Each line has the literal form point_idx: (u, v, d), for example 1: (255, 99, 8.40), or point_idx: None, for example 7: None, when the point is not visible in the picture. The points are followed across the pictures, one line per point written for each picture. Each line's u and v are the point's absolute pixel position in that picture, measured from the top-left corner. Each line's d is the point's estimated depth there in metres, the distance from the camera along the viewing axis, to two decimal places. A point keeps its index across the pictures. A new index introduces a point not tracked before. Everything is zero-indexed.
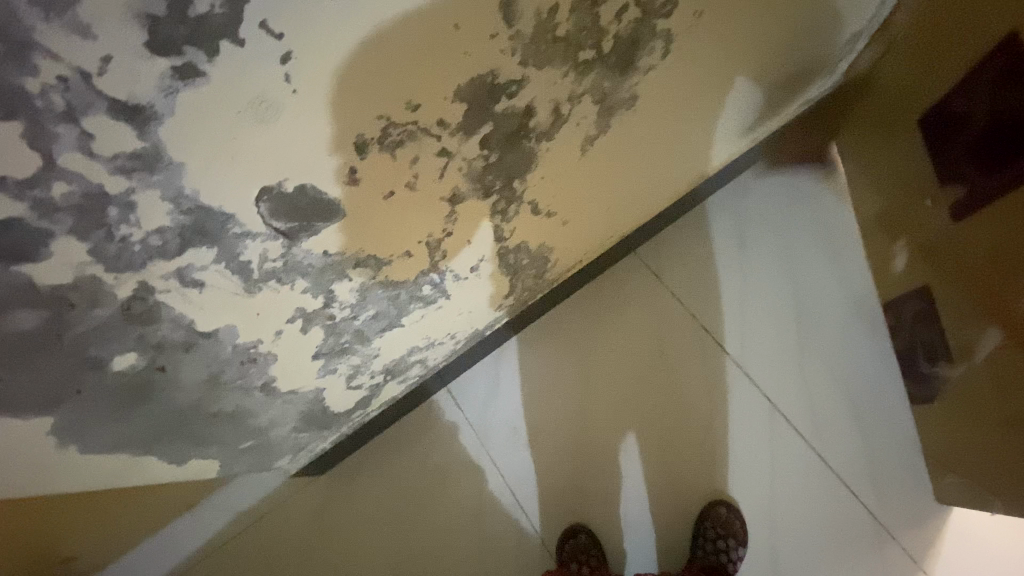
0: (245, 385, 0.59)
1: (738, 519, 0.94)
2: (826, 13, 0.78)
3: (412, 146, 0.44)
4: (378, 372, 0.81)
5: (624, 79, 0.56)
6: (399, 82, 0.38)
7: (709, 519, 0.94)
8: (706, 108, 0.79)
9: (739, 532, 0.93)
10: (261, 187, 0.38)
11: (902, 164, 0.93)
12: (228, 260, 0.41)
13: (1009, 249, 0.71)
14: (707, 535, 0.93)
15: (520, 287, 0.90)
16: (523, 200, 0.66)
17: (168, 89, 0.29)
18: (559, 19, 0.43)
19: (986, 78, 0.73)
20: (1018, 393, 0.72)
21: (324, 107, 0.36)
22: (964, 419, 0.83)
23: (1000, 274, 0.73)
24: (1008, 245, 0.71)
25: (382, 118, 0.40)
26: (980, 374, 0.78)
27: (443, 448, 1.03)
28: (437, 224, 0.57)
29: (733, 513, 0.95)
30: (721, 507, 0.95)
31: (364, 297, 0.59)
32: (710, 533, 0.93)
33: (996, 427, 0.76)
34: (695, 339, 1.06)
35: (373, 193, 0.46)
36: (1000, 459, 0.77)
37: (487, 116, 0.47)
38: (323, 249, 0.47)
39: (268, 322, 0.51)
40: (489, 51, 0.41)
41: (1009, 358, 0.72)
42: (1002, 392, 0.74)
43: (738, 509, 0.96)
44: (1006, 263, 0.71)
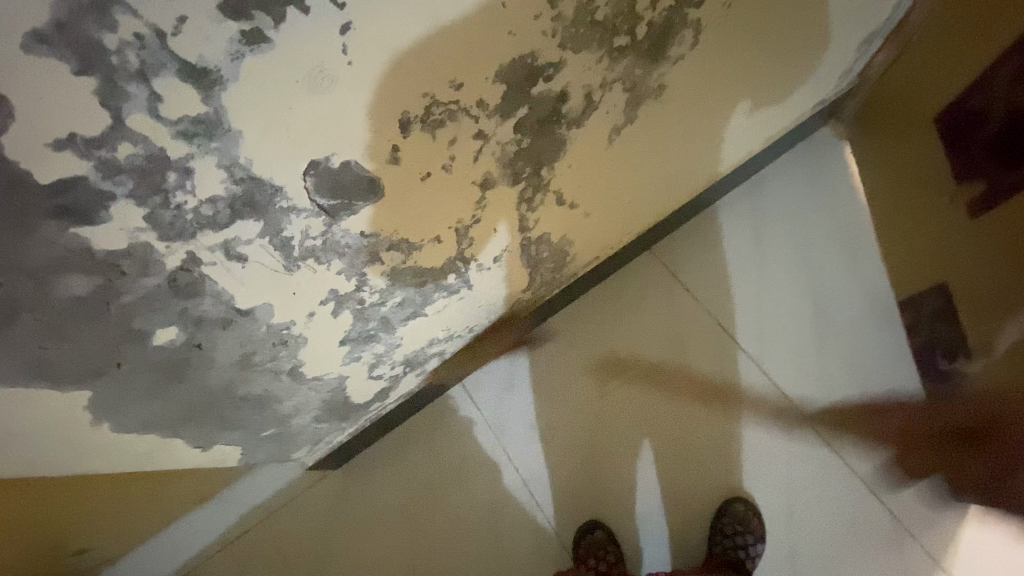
0: (274, 369, 0.59)
1: (755, 517, 0.94)
2: (846, 11, 0.80)
3: (452, 127, 0.45)
4: (399, 363, 0.81)
5: (654, 68, 0.57)
6: (446, 59, 0.39)
7: (726, 515, 0.95)
8: (726, 103, 0.80)
9: (758, 528, 0.93)
10: (310, 161, 0.38)
11: (920, 162, 0.94)
12: (272, 235, 0.42)
13: None
14: (725, 531, 0.93)
15: (538, 281, 0.91)
16: (549, 189, 0.66)
17: (235, 54, 0.29)
18: (599, 3, 0.44)
19: (1006, 75, 0.74)
20: None
21: (375, 80, 0.36)
22: (984, 416, 0.83)
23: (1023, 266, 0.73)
24: None
25: (427, 97, 0.41)
26: (1000, 367, 0.78)
27: (459, 443, 1.03)
28: (468, 210, 0.58)
29: (750, 511, 0.95)
30: (739, 504, 0.95)
31: (393, 283, 0.60)
32: (730, 530, 0.93)
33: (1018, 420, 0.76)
34: (711, 337, 1.06)
35: (412, 174, 0.47)
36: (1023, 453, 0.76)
37: (523, 99, 0.48)
38: (361, 229, 0.48)
39: (302, 303, 0.52)
40: (531, 32, 0.42)
41: None
42: None
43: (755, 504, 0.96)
44: None
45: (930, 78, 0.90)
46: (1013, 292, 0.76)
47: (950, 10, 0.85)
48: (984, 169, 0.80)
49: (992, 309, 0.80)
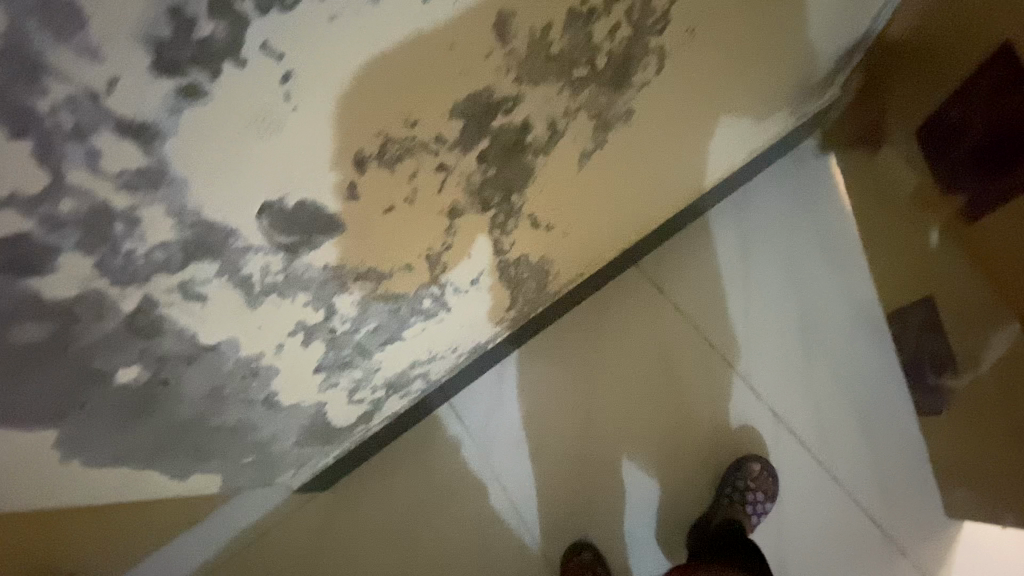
0: (247, 398, 0.59)
1: (767, 478, 0.95)
2: (821, 26, 0.80)
3: (411, 161, 0.45)
4: (380, 386, 0.81)
5: (619, 95, 0.58)
6: (397, 98, 0.39)
7: (741, 470, 0.94)
8: (702, 122, 0.80)
9: (767, 487, 0.94)
10: (263, 202, 0.39)
11: (903, 175, 0.93)
12: (230, 274, 0.42)
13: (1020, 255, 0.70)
14: (737, 484, 0.93)
15: (521, 299, 0.91)
16: (522, 213, 0.67)
17: (174, 108, 0.30)
18: (553, 38, 0.44)
19: (986, 87, 0.74)
20: None
21: (323, 123, 0.37)
22: (973, 431, 0.82)
23: (1007, 277, 0.72)
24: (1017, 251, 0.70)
25: (381, 135, 0.41)
26: (988, 382, 0.77)
27: (447, 462, 1.03)
28: (438, 237, 0.58)
29: (765, 472, 0.95)
30: (755, 464, 0.95)
31: (365, 310, 0.60)
32: (741, 484, 0.93)
33: (1008, 436, 0.75)
34: (698, 353, 1.05)
35: (373, 207, 0.47)
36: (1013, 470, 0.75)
37: (484, 131, 0.48)
38: (323, 261, 0.48)
39: (269, 336, 0.52)
40: (485, 69, 0.42)
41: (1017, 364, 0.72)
42: (1012, 400, 0.74)
43: (766, 462, 0.96)
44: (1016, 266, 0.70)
45: (910, 90, 0.90)
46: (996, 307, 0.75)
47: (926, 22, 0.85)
48: (964, 182, 0.79)
49: (977, 324, 0.79)
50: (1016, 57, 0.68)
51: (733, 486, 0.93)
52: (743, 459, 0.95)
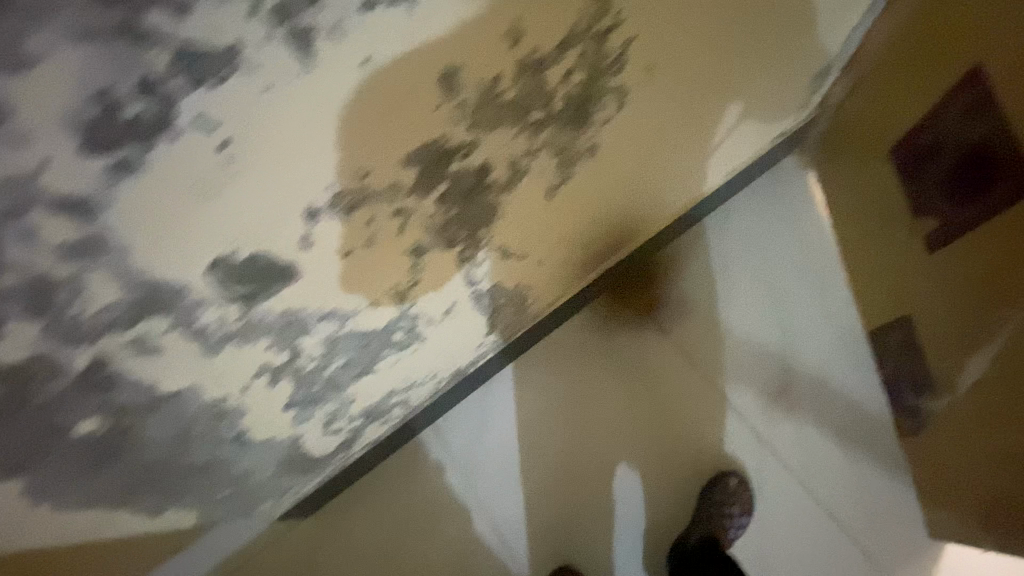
0: (217, 438, 0.59)
1: (745, 493, 0.95)
2: (790, 51, 0.80)
3: (366, 209, 0.45)
4: (357, 416, 0.82)
5: (580, 132, 0.58)
6: (345, 154, 0.39)
7: (718, 484, 0.96)
8: (671, 147, 0.81)
9: (745, 501, 0.95)
10: (212, 259, 0.39)
11: (879, 194, 0.93)
12: (185, 326, 0.42)
13: (995, 281, 0.70)
14: (714, 498, 0.94)
15: (500, 323, 0.91)
16: (491, 245, 0.67)
17: (109, 183, 0.30)
18: (503, 87, 0.45)
19: (957, 111, 0.74)
20: (1004, 425, 0.71)
21: (268, 183, 0.37)
22: (950, 452, 0.82)
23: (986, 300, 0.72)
24: (991, 275, 0.70)
25: (331, 188, 0.41)
26: (965, 406, 0.77)
27: (430, 486, 1.03)
28: (403, 275, 0.58)
29: (742, 486, 0.96)
30: (732, 478, 0.96)
31: (333, 347, 0.60)
32: (717, 499, 0.94)
33: (985, 461, 0.75)
34: (680, 373, 1.05)
35: (331, 254, 0.47)
36: (989, 493, 0.75)
37: (441, 176, 0.49)
38: (282, 306, 0.48)
39: (232, 379, 0.52)
40: (436, 121, 0.43)
41: (995, 388, 0.72)
42: (988, 424, 0.74)
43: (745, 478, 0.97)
44: (992, 290, 0.70)
45: (885, 110, 0.90)
46: (971, 330, 0.75)
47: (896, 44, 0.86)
48: (938, 205, 0.79)
49: (954, 346, 0.79)
50: (986, 82, 0.68)
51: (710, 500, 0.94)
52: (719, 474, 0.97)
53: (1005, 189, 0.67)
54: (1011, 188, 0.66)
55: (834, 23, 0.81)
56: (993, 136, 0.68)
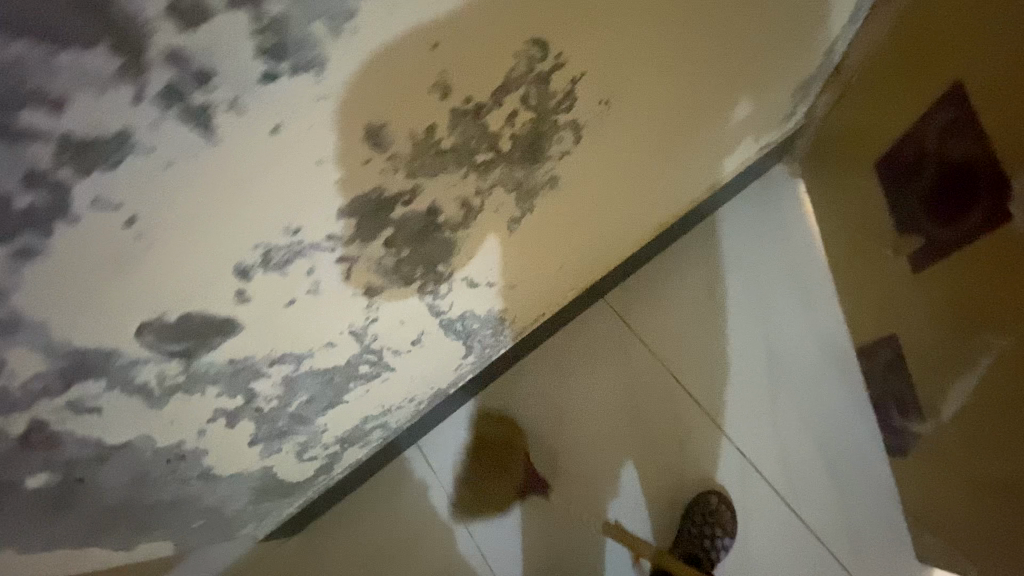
0: (180, 478, 0.60)
1: (728, 512, 0.94)
2: (767, 67, 0.78)
3: (304, 261, 0.45)
4: (332, 442, 0.82)
5: (536, 167, 0.57)
6: (271, 214, 0.39)
7: (698, 505, 0.95)
8: (643, 169, 0.79)
9: (728, 521, 0.94)
10: (140, 322, 0.39)
11: (864, 208, 0.91)
12: (122, 385, 0.42)
13: (977, 304, 0.67)
14: (694, 520, 0.94)
15: (478, 345, 0.90)
16: (454, 278, 0.66)
17: (12, 267, 0.30)
18: (440, 136, 0.44)
19: (938, 127, 0.71)
20: (987, 454, 0.69)
21: (188, 250, 0.37)
22: (936, 478, 0.80)
23: (968, 323, 0.70)
24: (972, 299, 0.68)
25: (260, 246, 0.41)
26: (950, 432, 0.75)
27: (413, 505, 1.04)
28: (358, 315, 0.57)
29: (723, 505, 0.95)
30: (713, 497, 0.95)
31: (292, 386, 0.60)
32: (698, 520, 0.94)
33: (970, 490, 0.73)
34: (664, 390, 1.04)
35: (273, 304, 0.47)
36: (975, 522, 0.73)
37: (384, 223, 0.48)
38: (227, 357, 0.48)
39: (185, 426, 0.52)
40: (368, 175, 0.42)
41: (978, 416, 0.70)
42: (972, 452, 0.71)
43: (727, 497, 0.96)
44: (972, 312, 0.68)
45: (869, 122, 0.87)
46: (956, 353, 0.72)
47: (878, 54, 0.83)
48: (922, 223, 0.76)
49: (938, 368, 0.76)
50: (966, 97, 0.65)
51: (691, 523, 0.94)
52: (700, 494, 0.96)
53: (988, 209, 0.64)
54: (993, 208, 0.63)
55: (812, 35, 0.78)
56: (974, 154, 0.65)
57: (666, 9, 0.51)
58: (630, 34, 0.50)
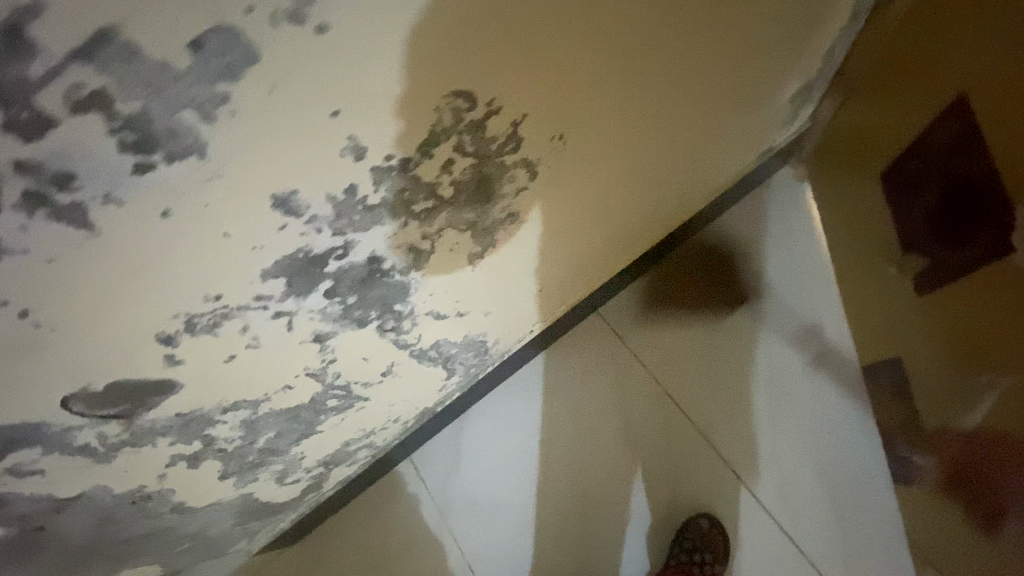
0: (151, 513, 0.61)
1: (720, 536, 0.91)
2: (757, 77, 0.73)
3: (236, 320, 0.44)
4: (315, 465, 0.83)
5: (490, 205, 0.55)
6: (186, 287, 0.38)
7: (688, 529, 0.92)
8: (625, 192, 0.75)
9: (720, 546, 0.90)
10: (64, 395, 0.39)
11: (869, 222, 0.85)
12: (60, 449, 0.43)
13: (987, 337, 0.62)
14: (684, 545, 0.90)
15: (461, 367, 0.89)
16: (418, 313, 0.64)
17: None
18: (364, 193, 0.42)
19: (945, 138, 0.65)
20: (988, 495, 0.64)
21: (98, 329, 0.36)
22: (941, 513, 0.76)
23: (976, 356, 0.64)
24: (983, 331, 0.63)
25: (181, 314, 0.40)
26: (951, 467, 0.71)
27: (406, 521, 1.03)
28: (312, 358, 0.57)
29: (715, 529, 0.91)
30: (703, 520, 0.92)
31: (254, 426, 0.60)
32: (688, 545, 0.91)
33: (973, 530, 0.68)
34: (657, 408, 1.00)
35: (211, 361, 0.46)
36: (982, 565, 0.68)
37: (320, 277, 0.47)
38: (172, 412, 0.49)
39: (142, 472, 0.53)
40: (288, 239, 0.40)
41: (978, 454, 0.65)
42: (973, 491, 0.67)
43: (720, 521, 0.93)
44: (981, 345, 0.63)
45: (875, 131, 0.81)
46: (962, 384, 0.67)
47: (883, 57, 0.77)
48: (924, 242, 0.71)
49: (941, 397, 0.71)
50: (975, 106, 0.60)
51: (681, 547, 0.91)
52: (690, 517, 0.93)
53: (996, 232, 0.59)
54: (1001, 231, 0.58)
55: (807, 40, 0.73)
56: (982, 169, 0.60)
57: (616, 40, 0.47)
58: (577, 71, 0.47)
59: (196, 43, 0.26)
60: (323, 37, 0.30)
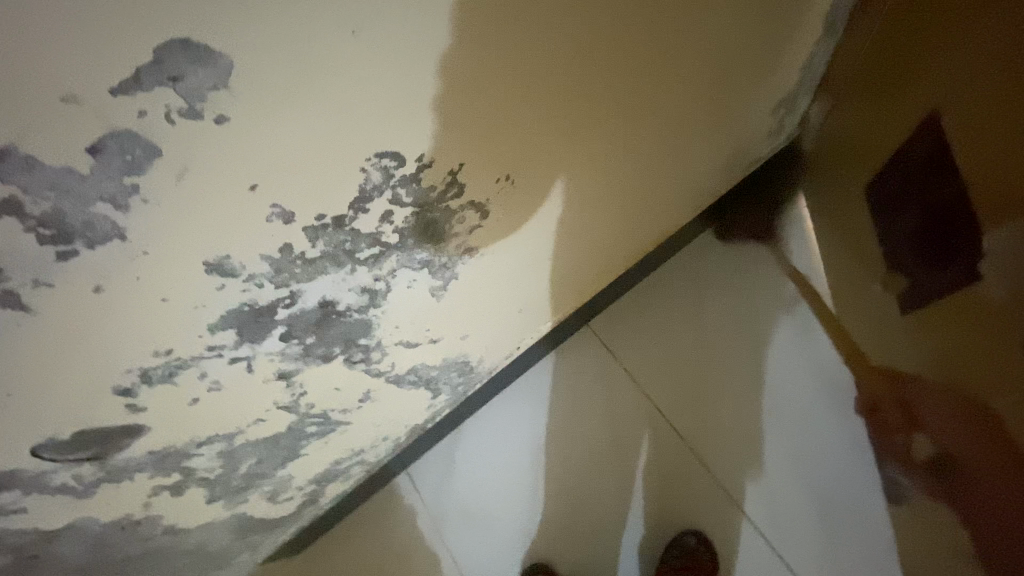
0: (143, 536, 0.66)
1: (708, 552, 0.90)
2: (728, 96, 0.72)
3: (191, 369, 0.47)
4: (307, 484, 0.85)
5: (443, 245, 0.56)
6: (131, 346, 0.41)
7: (676, 547, 0.91)
8: (598, 215, 0.75)
9: (709, 563, 0.89)
10: (33, 445, 0.43)
11: (856, 237, 0.84)
12: (40, 489, 0.47)
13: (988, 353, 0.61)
14: (672, 564, 0.89)
15: (447, 387, 0.90)
16: (387, 344, 0.66)
17: None
18: (300, 249, 0.43)
19: (917, 160, 0.67)
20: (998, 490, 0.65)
21: (51, 389, 0.40)
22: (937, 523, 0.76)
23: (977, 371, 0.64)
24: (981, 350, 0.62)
25: (135, 368, 0.43)
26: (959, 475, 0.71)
27: (402, 531, 1.03)
28: (281, 393, 0.60)
29: (703, 544, 0.90)
30: (690, 536, 0.91)
31: (233, 455, 0.64)
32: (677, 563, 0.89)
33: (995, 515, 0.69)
34: (648, 424, 0.99)
35: (175, 404, 0.49)
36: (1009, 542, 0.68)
37: (271, 324, 0.49)
38: (144, 450, 0.52)
39: (125, 503, 0.57)
40: (227, 296, 0.43)
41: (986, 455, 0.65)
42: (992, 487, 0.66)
43: (709, 538, 0.91)
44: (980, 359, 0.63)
45: (859, 143, 0.80)
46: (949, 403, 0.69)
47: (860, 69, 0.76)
48: (906, 262, 0.72)
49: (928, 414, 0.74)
50: (942, 133, 0.61)
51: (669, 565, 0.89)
52: (678, 535, 0.91)
53: (971, 257, 0.60)
54: (974, 258, 0.60)
55: (776, 57, 0.72)
56: (953, 197, 0.61)
57: (554, 82, 0.48)
58: (514, 115, 0.47)
59: (95, 148, 0.29)
60: (224, 126, 0.32)
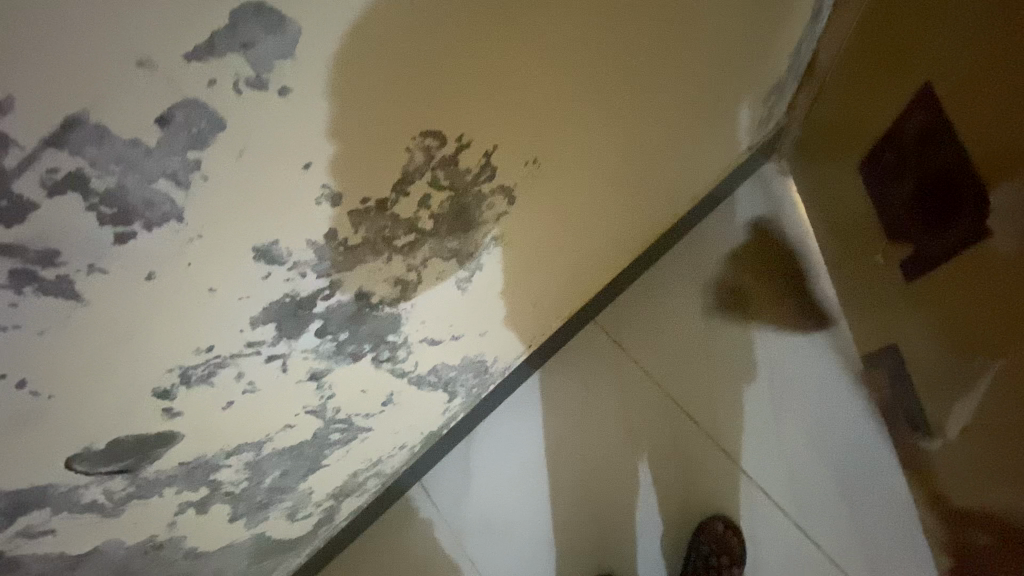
0: (164, 561, 0.62)
1: (736, 537, 0.89)
2: (728, 81, 0.75)
3: (228, 369, 0.45)
4: (325, 499, 0.82)
5: (471, 233, 0.56)
6: (174, 342, 0.39)
7: (704, 534, 0.90)
8: (609, 204, 0.76)
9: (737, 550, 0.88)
10: (69, 456, 0.40)
11: (854, 213, 0.89)
12: (69, 507, 0.45)
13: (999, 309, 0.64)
14: (701, 550, 0.89)
15: (464, 389, 0.89)
16: (412, 342, 0.65)
17: None
18: (346, 235, 0.43)
19: (909, 134, 0.71)
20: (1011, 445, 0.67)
21: (91, 393, 0.38)
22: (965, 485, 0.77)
23: (989, 328, 0.66)
24: (986, 308, 0.66)
25: (174, 368, 0.41)
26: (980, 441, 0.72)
27: (421, 545, 0.99)
28: (310, 397, 0.58)
29: (731, 531, 0.90)
30: (718, 522, 0.90)
31: (258, 466, 0.61)
32: (705, 550, 0.89)
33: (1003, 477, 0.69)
34: (663, 414, 0.99)
35: (209, 409, 0.47)
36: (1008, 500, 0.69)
37: (307, 319, 0.47)
38: (175, 462, 0.49)
39: (151, 523, 0.54)
40: (271, 286, 0.42)
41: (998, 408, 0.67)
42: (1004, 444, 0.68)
43: (735, 522, 0.91)
44: (990, 318, 0.66)
45: (854, 122, 0.84)
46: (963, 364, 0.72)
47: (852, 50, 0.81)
48: (908, 232, 0.76)
49: (940, 381, 0.77)
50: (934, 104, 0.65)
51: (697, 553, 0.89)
52: (706, 521, 0.91)
53: (973, 219, 0.64)
54: (976, 218, 0.63)
55: (769, 44, 0.75)
56: (949, 164, 0.65)
57: (575, 68, 0.49)
58: (543, 98, 0.48)
59: (163, 119, 0.28)
60: (286, 99, 0.32)
